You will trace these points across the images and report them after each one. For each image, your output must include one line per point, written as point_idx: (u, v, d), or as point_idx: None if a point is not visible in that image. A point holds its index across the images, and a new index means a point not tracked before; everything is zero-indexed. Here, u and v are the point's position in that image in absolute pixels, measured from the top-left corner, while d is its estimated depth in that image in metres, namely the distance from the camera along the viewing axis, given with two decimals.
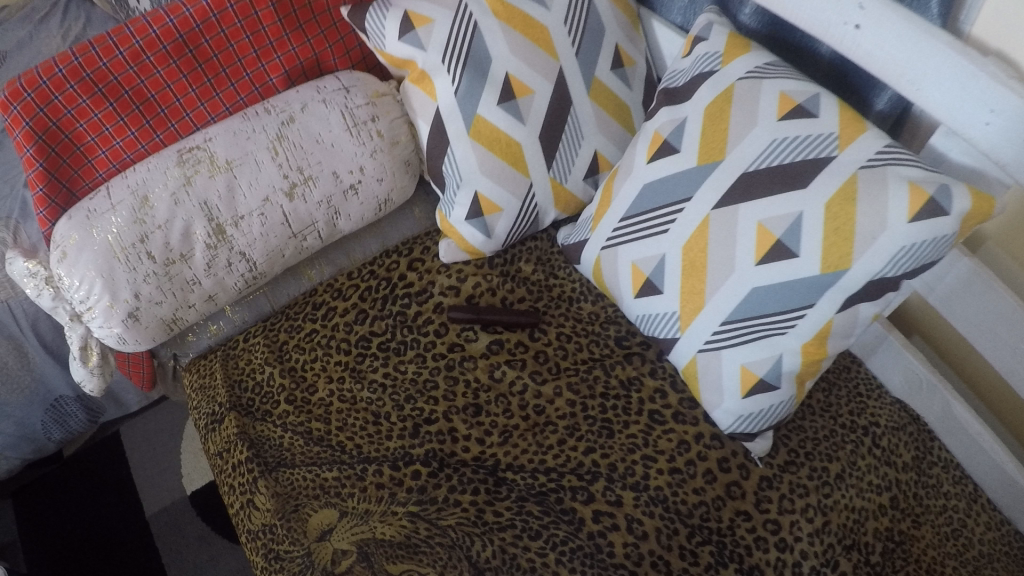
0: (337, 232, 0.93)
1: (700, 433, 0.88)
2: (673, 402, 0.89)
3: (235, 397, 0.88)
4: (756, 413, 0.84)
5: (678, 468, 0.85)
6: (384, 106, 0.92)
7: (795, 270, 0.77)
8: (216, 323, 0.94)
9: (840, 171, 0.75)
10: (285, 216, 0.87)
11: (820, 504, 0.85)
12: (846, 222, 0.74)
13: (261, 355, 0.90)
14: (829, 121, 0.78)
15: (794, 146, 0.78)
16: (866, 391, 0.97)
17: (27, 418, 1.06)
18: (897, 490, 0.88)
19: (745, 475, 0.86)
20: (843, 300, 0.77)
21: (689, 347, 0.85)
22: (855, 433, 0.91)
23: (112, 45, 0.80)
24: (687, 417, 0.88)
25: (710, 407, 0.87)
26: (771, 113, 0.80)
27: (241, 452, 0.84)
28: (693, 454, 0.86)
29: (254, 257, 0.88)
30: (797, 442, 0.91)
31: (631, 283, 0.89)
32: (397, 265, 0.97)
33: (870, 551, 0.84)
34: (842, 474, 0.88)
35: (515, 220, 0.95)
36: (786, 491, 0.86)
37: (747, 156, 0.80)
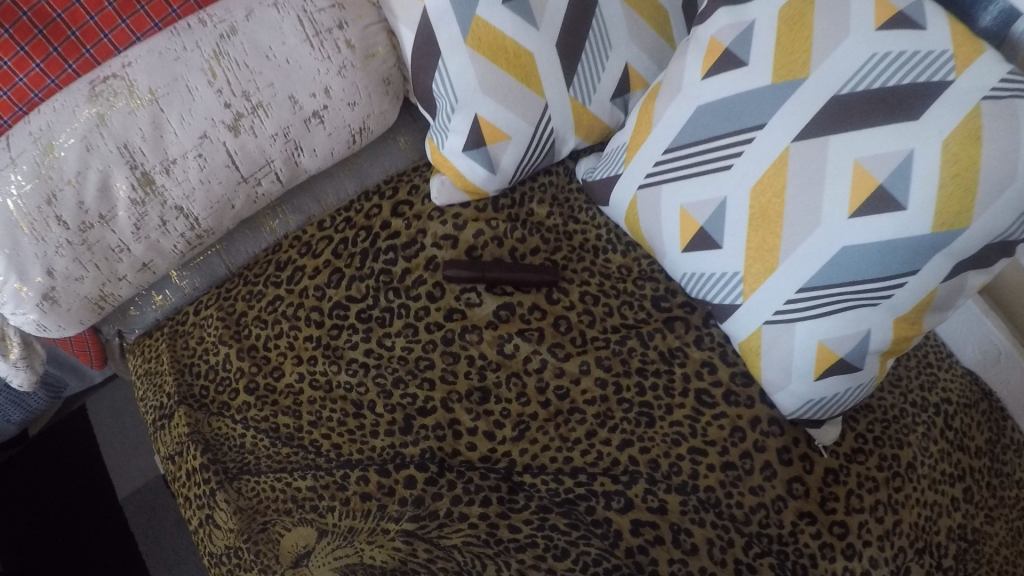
0: (301, 172, 0.74)
1: (756, 417, 0.72)
2: (723, 378, 0.73)
3: (186, 386, 0.72)
4: (833, 396, 0.68)
5: (732, 462, 0.70)
6: (355, 9, 0.71)
7: (899, 227, 0.59)
8: (161, 293, 0.76)
9: (959, 100, 0.56)
10: (231, 156, 0.68)
11: (891, 501, 0.71)
12: (968, 167, 0.56)
13: (214, 332, 0.73)
14: (939, 34, 0.58)
15: (898, 66, 0.58)
16: (936, 359, 0.83)
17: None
18: (970, 481, 0.76)
19: (809, 468, 0.71)
20: (950, 268, 0.61)
21: (753, 315, 0.68)
22: (928, 413, 0.77)
23: None
24: (740, 398, 0.72)
25: (771, 387, 0.71)
26: (867, 20, 0.60)
27: (195, 457, 0.68)
28: (749, 445, 0.70)
29: (196, 212, 0.69)
30: (865, 425, 0.75)
31: (679, 233, 0.71)
32: (379, 210, 0.77)
33: (944, 553, 0.73)
34: (914, 463, 0.73)
35: (527, 151, 0.75)
36: (854, 486, 0.71)
37: (838, 74, 0.60)
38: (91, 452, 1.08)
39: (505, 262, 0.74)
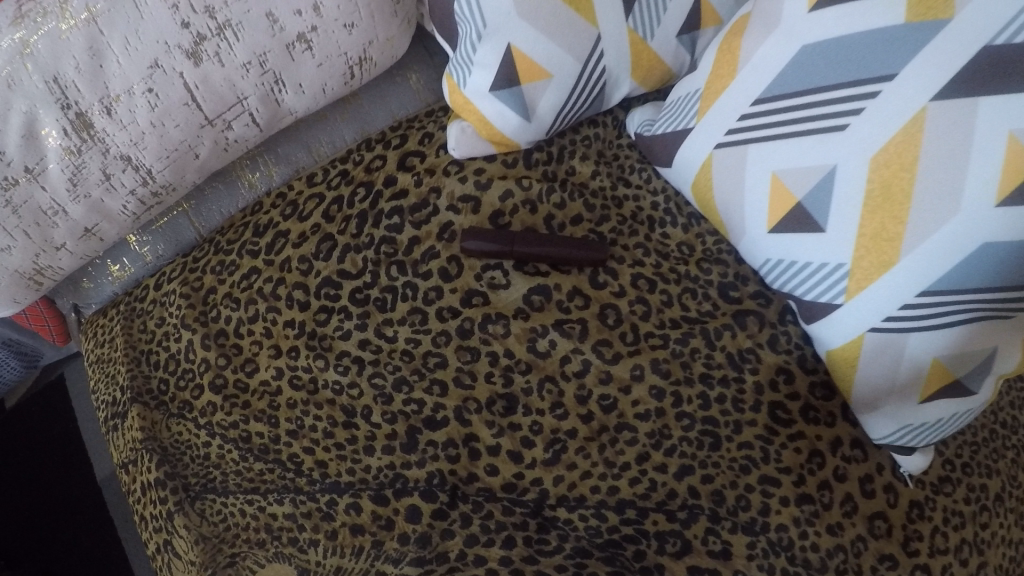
0: (284, 114, 0.58)
1: (837, 439, 0.57)
2: (801, 390, 0.58)
3: (142, 379, 0.58)
4: (941, 421, 0.54)
5: (809, 495, 0.55)
6: None
7: None
8: (118, 262, 0.62)
9: None
10: (190, 91, 0.53)
11: (977, 540, 0.58)
12: None
13: (178, 313, 0.58)
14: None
15: None
16: None
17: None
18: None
19: (893, 500, 0.57)
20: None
21: (856, 320, 0.53)
22: (1017, 436, 0.64)
23: None
24: (819, 415, 0.58)
25: (860, 406, 0.57)
26: None
27: (149, 470, 0.55)
28: (828, 473, 0.56)
29: (148, 163, 0.55)
30: (954, 449, 0.61)
31: (768, 209, 0.56)
32: (382, 163, 0.61)
33: None
34: (1003, 495, 0.60)
35: (572, 95, 0.59)
36: (939, 522, 0.57)
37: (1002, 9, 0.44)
38: (72, 429, 0.94)
39: (540, 233, 0.58)
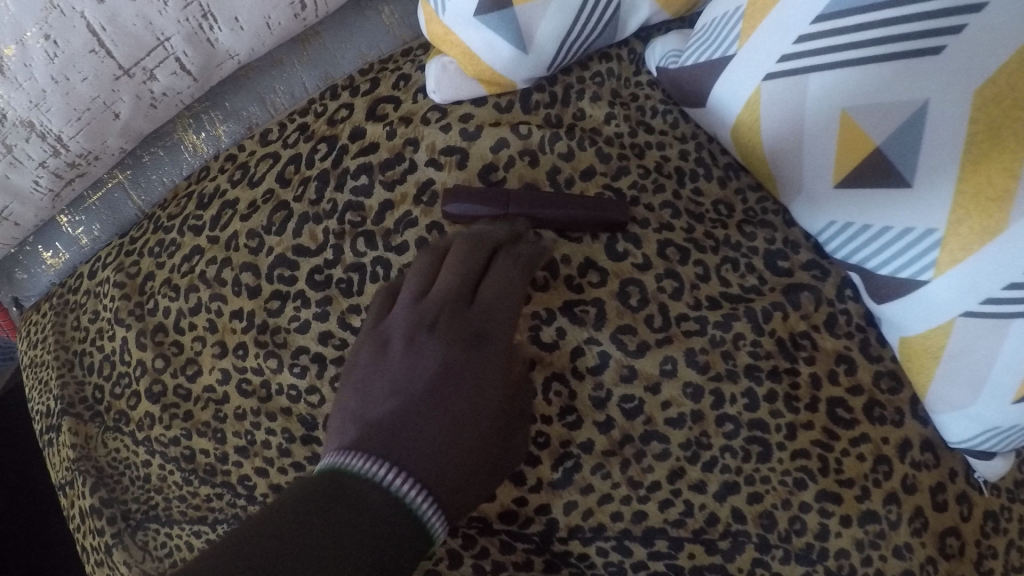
0: (222, 57, 0.47)
1: (909, 442, 0.46)
2: (865, 381, 0.47)
3: (74, 385, 0.49)
4: None
5: (875, 512, 0.44)
6: None
7: None
8: (53, 249, 0.52)
9: None
10: (96, 35, 0.42)
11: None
12: None
13: (111, 306, 0.48)
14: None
15: None
16: None
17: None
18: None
19: (966, 513, 0.47)
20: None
21: (940, 301, 0.42)
22: None
23: None
24: (886, 412, 0.46)
25: (938, 404, 0.45)
26: None
27: (84, 493, 0.47)
28: (895, 484, 0.45)
29: (56, 127, 0.44)
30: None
31: (835, 155, 0.44)
32: (348, 113, 0.50)
33: None
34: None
35: (578, 21, 0.47)
36: (1015, 535, 0.49)
37: None
38: None
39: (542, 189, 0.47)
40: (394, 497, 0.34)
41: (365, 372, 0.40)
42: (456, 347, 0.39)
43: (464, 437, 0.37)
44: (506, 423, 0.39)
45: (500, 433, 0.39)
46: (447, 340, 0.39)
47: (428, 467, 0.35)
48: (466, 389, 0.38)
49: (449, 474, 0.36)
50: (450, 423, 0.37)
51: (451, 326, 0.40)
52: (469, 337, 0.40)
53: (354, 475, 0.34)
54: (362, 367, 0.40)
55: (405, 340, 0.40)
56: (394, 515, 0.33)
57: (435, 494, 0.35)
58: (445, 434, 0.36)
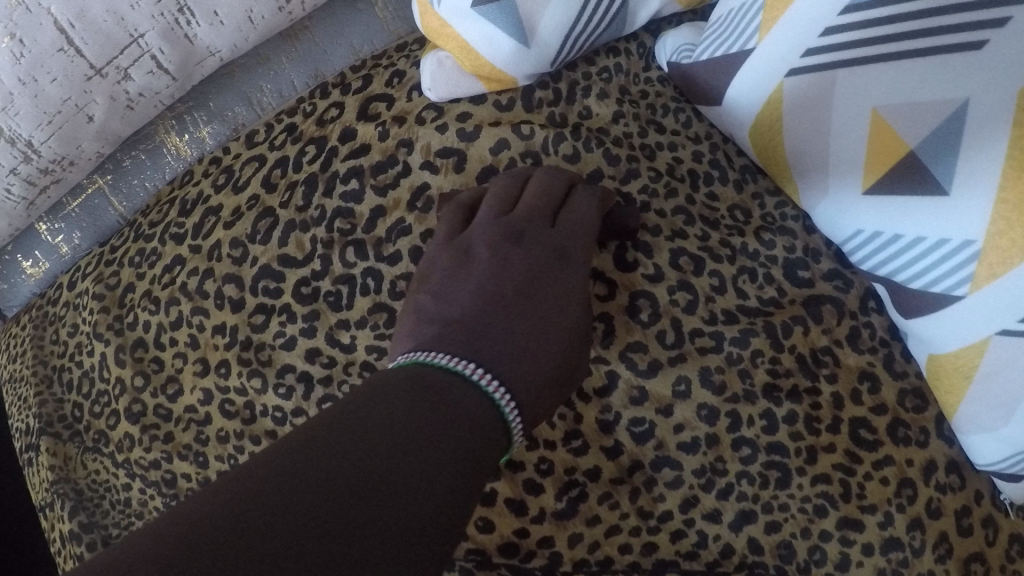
0: (202, 55, 0.44)
1: (932, 462, 0.43)
2: (890, 399, 0.43)
3: (53, 404, 0.47)
4: None
5: (896, 539, 0.41)
6: None
7: None
8: (33, 258, 0.50)
9: None
10: (65, 32, 0.39)
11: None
12: None
13: (90, 319, 0.46)
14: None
15: None
16: None
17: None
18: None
19: (991, 537, 0.43)
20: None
21: (973, 314, 0.38)
22: None
23: None
24: (911, 432, 0.43)
25: (966, 424, 0.42)
26: None
27: (62, 518, 0.44)
28: (919, 508, 0.42)
29: (26, 131, 0.41)
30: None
31: (864, 157, 0.40)
32: (338, 113, 0.47)
33: None
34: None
35: (582, 11, 0.44)
36: None
37: None
38: None
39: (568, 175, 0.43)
40: (481, 390, 0.33)
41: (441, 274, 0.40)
42: (534, 262, 0.40)
43: (545, 342, 0.37)
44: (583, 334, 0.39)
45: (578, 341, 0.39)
46: (530, 254, 0.40)
47: (510, 367, 0.35)
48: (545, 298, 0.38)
49: (533, 376, 0.35)
50: (529, 333, 0.36)
51: (531, 243, 0.40)
52: (546, 254, 0.40)
53: (441, 366, 0.33)
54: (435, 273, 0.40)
55: (487, 247, 0.40)
56: (482, 404, 0.33)
57: (519, 392, 0.34)
58: (526, 336, 0.36)
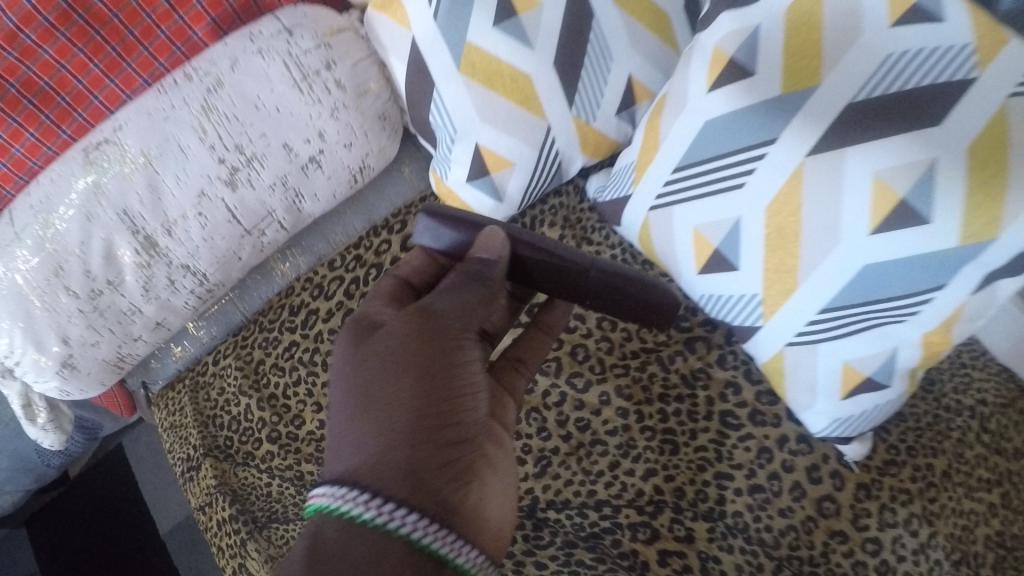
0: (306, 218, 0.73)
1: (784, 437, 0.70)
2: (749, 398, 0.71)
3: (211, 437, 0.72)
4: (857, 416, 0.66)
5: (760, 485, 0.68)
6: (343, 46, 0.68)
7: (927, 240, 0.56)
8: (180, 344, 0.75)
9: (985, 101, 0.53)
10: (231, 211, 0.66)
11: (924, 513, 0.67)
12: (998, 168, 0.53)
13: (235, 383, 0.73)
14: (959, 23, 0.55)
15: (917, 63, 0.55)
16: (970, 359, 0.80)
17: (17, 449, 0.85)
18: (1009, 485, 0.71)
19: (840, 485, 0.69)
20: (981, 279, 0.58)
21: (775, 339, 0.67)
22: (962, 417, 0.73)
23: (49, 27, 0.62)
24: (767, 418, 0.70)
25: (795, 407, 0.69)
26: (879, 16, 0.56)
27: (223, 508, 0.68)
28: (777, 466, 0.69)
29: (203, 268, 0.68)
30: (896, 436, 0.73)
31: (693, 255, 0.69)
32: (389, 246, 0.74)
33: (982, 563, 0.67)
34: (948, 471, 0.70)
35: (532, 176, 0.73)
36: (886, 500, 0.68)
37: (859, 73, 0.57)
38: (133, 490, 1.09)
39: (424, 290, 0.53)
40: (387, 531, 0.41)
41: (344, 398, 0.49)
42: (395, 347, 0.49)
43: (429, 356, 0.48)
44: (616, 288, 0.58)
45: (471, 320, 0.52)
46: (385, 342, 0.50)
47: (402, 479, 0.43)
48: (389, 411, 0.46)
49: (428, 410, 0.46)
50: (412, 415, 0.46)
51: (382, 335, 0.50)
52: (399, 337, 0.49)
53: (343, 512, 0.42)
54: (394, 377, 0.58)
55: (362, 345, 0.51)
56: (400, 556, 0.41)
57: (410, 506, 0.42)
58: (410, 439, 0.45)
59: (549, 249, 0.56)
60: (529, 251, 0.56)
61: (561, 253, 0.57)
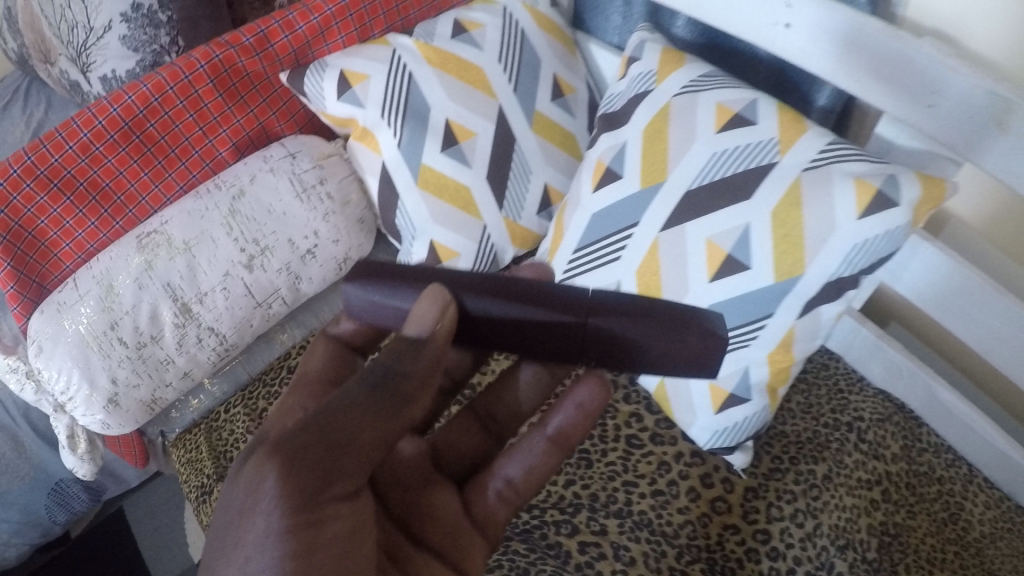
0: (305, 297, 0.93)
1: (680, 452, 0.90)
2: (649, 424, 0.92)
3: (222, 468, 0.87)
4: (731, 427, 0.84)
5: (660, 489, 0.87)
6: (332, 167, 0.92)
7: (753, 280, 0.77)
8: (197, 397, 0.92)
9: (783, 177, 0.77)
10: (248, 288, 0.87)
11: (809, 508, 0.86)
12: (794, 227, 0.75)
13: (242, 424, 0.89)
14: (768, 125, 0.79)
15: (734, 157, 0.79)
16: (847, 385, 0.98)
17: (30, 503, 1.07)
18: (888, 482, 0.89)
19: (729, 488, 0.87)
20: (801, 307, 0.78)
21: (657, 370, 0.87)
22: (840, 431, 0.92)
23: (102, 128, 0.79)
24: (664, 438, 0.91)
25: (686, 426, 0.88)
26: (709, 126, 0.81)
27: None
28: (675, 475, 0.88)
29: (224, 330, 0.87)
30: (780, 449, 0.91)
31: None
32: None
33: (866, 548, 0.84)
34: (829, 475, 0.88)
35: (474, 263, 0.92)
36: (772, 499, 0.87)
37: (694, 165, 0.80)
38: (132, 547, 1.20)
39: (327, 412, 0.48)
40: None
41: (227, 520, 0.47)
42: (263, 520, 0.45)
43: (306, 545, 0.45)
44: (620, 339, 0.54)
45: (350, 471, 0.48)
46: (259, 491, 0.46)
47: None
48: None
49: None
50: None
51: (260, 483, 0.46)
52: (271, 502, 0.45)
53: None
54: (377, 484, 0.63)
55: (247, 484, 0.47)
56: None
57: None
58: None
59: (515, 313, 0.55)
60: (481, 312, 0.55)
61: (537, 313, 0.55)
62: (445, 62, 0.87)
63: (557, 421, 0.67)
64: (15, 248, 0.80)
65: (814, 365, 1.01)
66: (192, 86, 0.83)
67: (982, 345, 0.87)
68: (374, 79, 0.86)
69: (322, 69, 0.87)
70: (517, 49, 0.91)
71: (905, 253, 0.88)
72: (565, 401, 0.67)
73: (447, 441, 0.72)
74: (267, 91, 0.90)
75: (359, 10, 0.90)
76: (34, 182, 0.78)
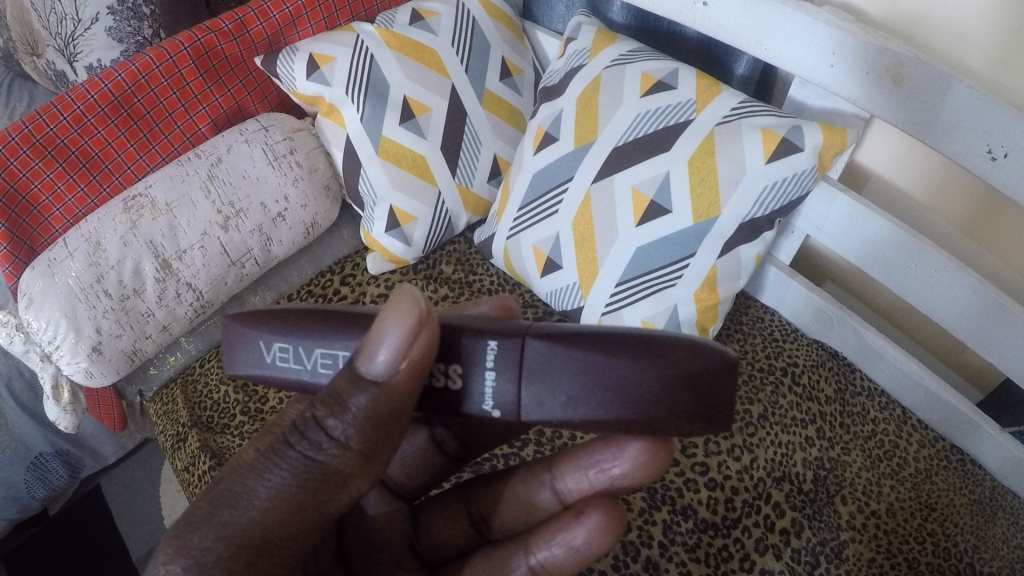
0: (275, 259, 1.03)
1: None
2: None
3: (197, 416, 0.94)
4: None
5: None
6: (301, 140, 1.03)
7: (676, 221, 0.86)
8: (174, 354, 1.00)
9: (699, 130, 0.86)
10: (224, 248, 0.95)
11: (745, 443, 0.92)
12: (709, 173, 0.84)
13: (217, 376, 0.97)
14: (686, 88, 0.89)
15: (656, 116, 0.88)
16: (782, 335, 1.06)
17: (10, 477, 1.13)
18: (821, 422, 0.96)
19: None
20: (721, 247, 0.86)
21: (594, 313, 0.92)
22: (774, 375, 0.99)
23: (94, 102, 0.89)
24: None
25: None
26: (635, 91, 0.90)
27: (205, 463, 0.88)
28: None
29: (201, 286, 0.95)
30: None
31: (534, 265, 0.97)
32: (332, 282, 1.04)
33: (802, 480, 0.91)
34: (764, 414, 0.95)
35: (430, 226, 1.01)
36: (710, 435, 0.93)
37: (619, 125, 0.90)
38: (107, 522, 1.28)
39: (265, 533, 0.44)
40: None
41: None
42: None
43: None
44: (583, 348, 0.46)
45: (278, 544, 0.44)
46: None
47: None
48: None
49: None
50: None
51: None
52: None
53: None
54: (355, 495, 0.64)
55: None
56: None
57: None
58: None
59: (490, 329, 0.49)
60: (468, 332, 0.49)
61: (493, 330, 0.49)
62: (403, 45, 0.98)
63: (541, 556, 0.55)
64: (9, 209, 0.87)
65: (749, 318, 1.09)
66: (177, 66, 0.94)
67: (902, 287, 0.95)
68: (340, 60, 0.96)
69: (293, 52, 0.97)
70: (467, 35, 1.02)
71: (822, 205, 0.97)
72: (556, 540, 0.54)
73: (434, 530, 0.67)
74: (241, 73, 1.02)
75: (325, 2, 1.04)
76: (31, 149, 0.86)
